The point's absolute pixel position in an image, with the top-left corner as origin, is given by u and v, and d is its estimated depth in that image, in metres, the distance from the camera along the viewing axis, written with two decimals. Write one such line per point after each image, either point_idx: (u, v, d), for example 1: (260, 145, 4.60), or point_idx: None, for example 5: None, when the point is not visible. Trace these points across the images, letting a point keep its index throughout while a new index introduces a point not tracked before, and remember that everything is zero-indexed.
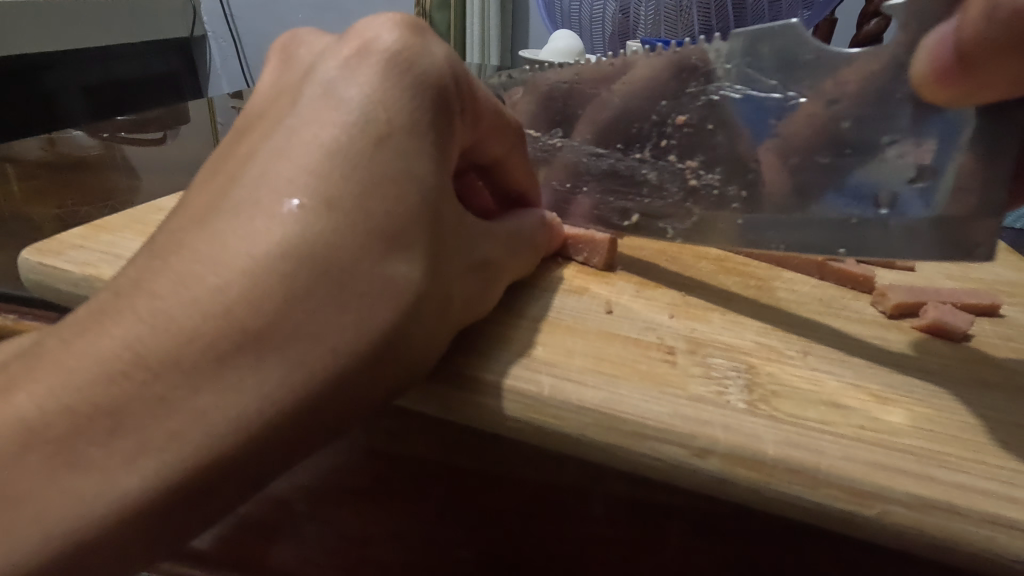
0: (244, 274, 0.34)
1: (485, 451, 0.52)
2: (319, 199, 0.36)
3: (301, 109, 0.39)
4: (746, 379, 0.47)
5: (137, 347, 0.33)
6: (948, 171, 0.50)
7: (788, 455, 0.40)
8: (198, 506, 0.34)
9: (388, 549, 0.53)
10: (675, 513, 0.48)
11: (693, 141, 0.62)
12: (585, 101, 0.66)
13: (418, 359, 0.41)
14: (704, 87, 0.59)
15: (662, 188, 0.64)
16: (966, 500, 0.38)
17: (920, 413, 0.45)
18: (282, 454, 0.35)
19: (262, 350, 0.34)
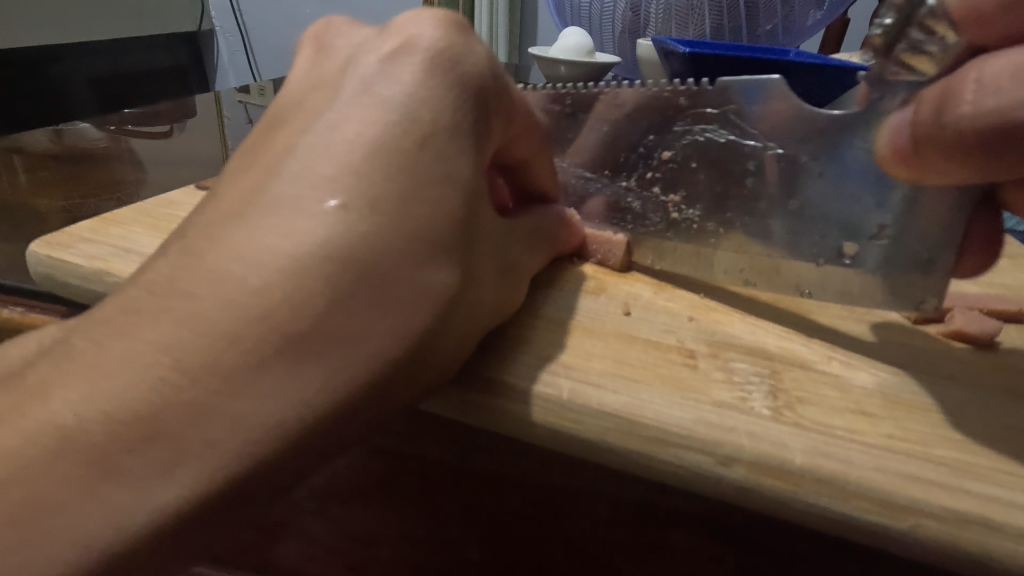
0: (287, 275, 0.34)
1: (497, 454, 0.50)
2: (362, 200, 0.36)
3: (342, 105, 0.39)
4: (769, 384, 0.46)
5: (176, 352, 0.32)
6: (906, 231, 0.51)
7: (816, 465, 0.39)
8: (232, 514, 0.33)
9: (397, 549, 0.54)
10: (694, 521, 0.46)
11: (676, 177, 0.60)
12: (574, 128, 0.64)
13: (449, 360, 0.41)
14: (690, 127, 0.58)
15: (644, 217, 0.63)
16: (1002, 515, 0.37)
17: (950, 423, 0.44)
18: (318, 459, 0.34)
19: (302, 355, 0.33)
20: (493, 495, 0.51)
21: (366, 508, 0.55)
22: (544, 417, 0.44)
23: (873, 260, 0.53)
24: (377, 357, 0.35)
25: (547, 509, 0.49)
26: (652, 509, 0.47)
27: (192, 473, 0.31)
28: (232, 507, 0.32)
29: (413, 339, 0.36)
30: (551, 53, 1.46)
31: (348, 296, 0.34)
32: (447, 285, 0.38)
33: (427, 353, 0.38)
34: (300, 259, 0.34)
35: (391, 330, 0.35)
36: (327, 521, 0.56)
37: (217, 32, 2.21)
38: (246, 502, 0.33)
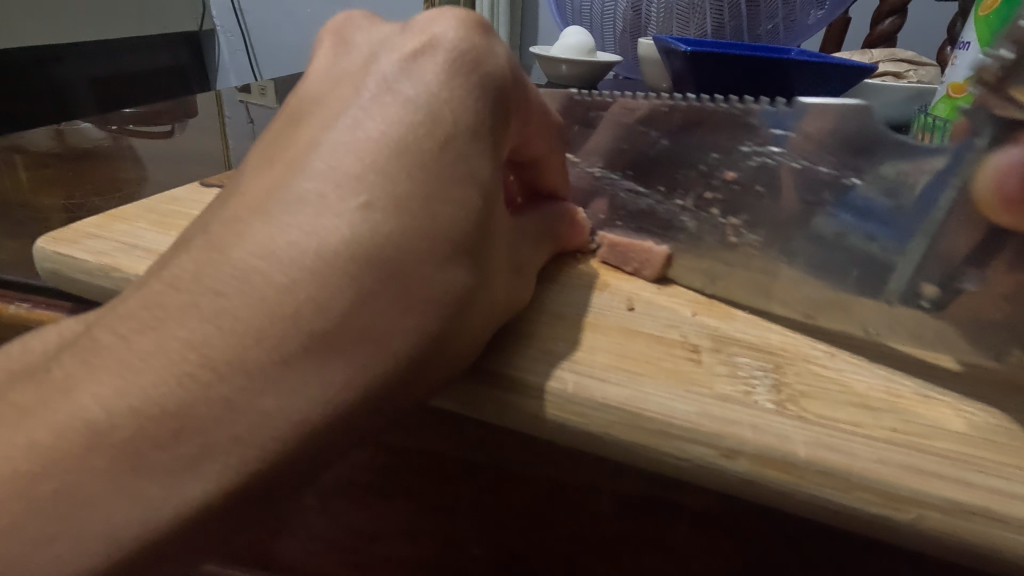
0: (312, 274, 0.34)
1: (501, 450, 0.50)
2: (385, 199, 0.36)
3: (365, 103, 0.39)
4: (772, 378, 0.46)
5: (203, 347, 0.33)
6: (996, 280, 0.45)
7: (819, 457, 0.39)
8: (253, 505, 0.33)
9: (400, 545, 0.55)
10: (695, 514, 0.46)
11: (739, 200, 0.57)
12: (631, 138, 0.63)
13: (465, 356, 0.41)
14: (760, 147, 0.54)
15: (698, 239, 0.59)
16: (1004, 506, 0.37)
17: (953, 416, 0.44)
18: (339, 451, 0.35)
19: (327, 354, 0.33)
20: (495, 489, 0.51)
21: (371, 503, 0.55)
22: (558, 413, 0.44)
23: (922, 298, 0.49)
24: (401, 353, 0.35)
25: (550, 505, 0.50)
26: (655, 503, 0.47)
27: (218, 467, 0.32)
28: (255, 498, 0.33)
29: (433, 334, 0.37)
30: (552, 52, 1.46)
31: (374, 294, 0.34)
32: (466, 281, 0.38)
33: (445, 351, 0.38)
34: (327, 255, 0.34)
35: (415, 329, 0.36)
36: (331, 515, 0.57)
37: (218, 32, 2.21)
38: (269, 492, 0.33)
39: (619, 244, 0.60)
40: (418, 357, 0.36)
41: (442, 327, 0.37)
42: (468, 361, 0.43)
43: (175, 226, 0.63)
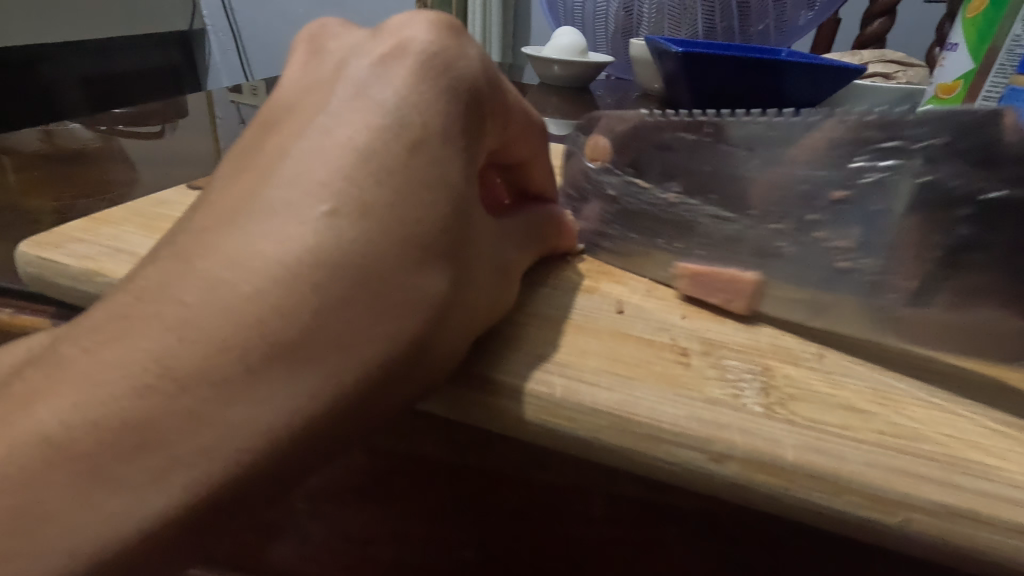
0: (277, 282, 0.33)
1: (488, 453, 0.50)
2: (353, 205, 0.36)
3: (334, 109, 0.39)
4: (761, 382, 0.46)
5: (165, 359, 0.32)
6: None
7: (808, 461, 0.39)
8: (226, 516, 0.33)
9: (389, 548, 0.55)
10: (684, 517, 0.46)
11: (849, 219, 0.51)
12: (705, 158, 0.57)
13: (445, 363, 0.41)
14: (876, 162, 0.49)
15: (801, 267, 0.53)
16: (991, 508, 0.37)
17: (940, 418, 0.44)
18: (312, 461, 0.34)
19: (293, 362, 0.33)
20: (484, 493, 0.51)
21: (360, 508, 0.55)
22: (538, 418, 0.44)
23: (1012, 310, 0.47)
24: (372, 362, 0.35)
25: (543, 510, 0.50)
26: (646, 506, 0.47)
27: (183, 480, 0.31)
28: (229, 508, 0.33)
29: (407, 341, 0.36)
30: (544, 52, 1.46)
31: (341, 303, 0.34)
32: (442, 286, 0.38)
33: (423, 359, 0.38)
34: (293, 263, 0.34)
35: (386, 337, 0.35)
36: (319, 520, 0.56)
37: (208, 31, 2.20)
38: (241, 504, 0.33)
39: (701, 274, 0.55)
40: (392, 364, 0.36)
41: (415, 334, 0.36)
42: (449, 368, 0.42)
43: (161, 230, 0.62)
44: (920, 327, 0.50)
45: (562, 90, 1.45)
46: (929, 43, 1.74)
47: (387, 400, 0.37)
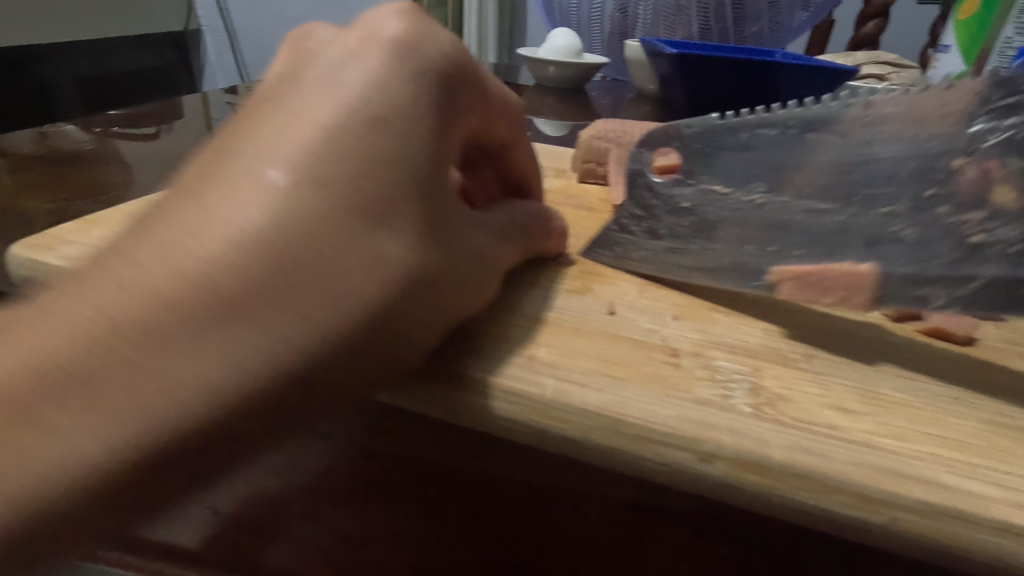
0: (226, 247, 0.35)
1: (487, 454, 0.52)
2: (305, 180, 0.37)
3: (299, 90, 0.40)
4: (751, 382, 0.46)
5: (114, 312, 0.34)
6: None
7: (796, 461, 0.39)
8: (169, 478, 0.34)
9: (386, 549, 0.54)
10: (678, 519, 0.47)
11: (967, 190, 0.51)
12: (798, 150, 0.59)
13: (409, 346, 0.41)
14: (997, 123, 0.49)
15: (926, 248, 0.52)
16: (975, 507, 0.37)
17: (926, 418, 0.44)
18: (256, 432, 0.35)
19: (238, 324, 0.34)
20: (478, 490, 0.51)
21: (355, 508, 0.55)
22: (502, 407, 0.44)
23: None
24: (320, 333, 0.36)
25: (540, 511, 0.50)
26: (641, 508, 0.48)
27: (117, 427, 0.33)
28: (166, 470, 0.34)
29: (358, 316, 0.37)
30: (540, 53, 1.46)
31: (291, 270, 0.36)
32: (399, 266, 0.39)
33: (377, 336, 0.38)
34: (245, 232, 0.35)
35: (335, 308, 0.36)
36: (315, 521, 0.56)
37: (204, 32, 2.19)
38: (179, 468, 0.34)
39: (813, 272, 0.55)
40: (345, 340, 0.37)
41: (366, 309, 0.37)
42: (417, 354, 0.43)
43: None
44: (999, 288, 0.49)
45: (558, 92, 1.46)
46: (922, 45, 1.76)
47: (343, 372, 0.37)
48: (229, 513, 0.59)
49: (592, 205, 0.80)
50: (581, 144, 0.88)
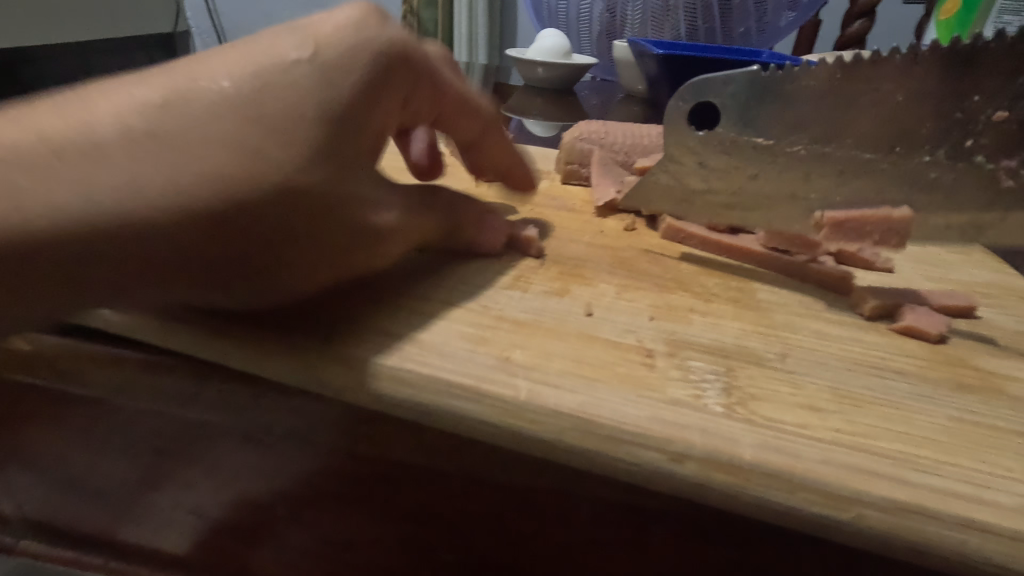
0: (132, 113, 0.41)
1: (463, 456, 0.51)
2: (234, 82, 0.43)
3: (270, 30, 0.47)
4: (724, 382, 0.47)
5: (36, 128, 0.40)
6: None
7: (765, 460, 0.40)
8: (28, 274, 0.38)
9: (372, 552, 0.57)
10: (662, 518, 0.47)
11: (1015, 138, 0.60)
12: (839, 102, 0.62)
13: (268, 261, 0.45)
14: (994, 79, 0.58)
15: (965, 195, 0.62)
16: (939, 504, 0.38)
17: (895, 416, 0.45)
18: (111, 272, 0.40)
19: (122, 146, 0.40)
20: (459, 496, 0.52)
21: (339, 514, 0.56)
22: (388, 362, 0.47)
23: None
24: (177, 194, 0.40)
25: (521, 511, 0.51)
26: (625, 507, 0.48)
27: None
28: (56, 288, 0.40)
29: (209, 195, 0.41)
30: (528, 54, 1.46)
31: (162, 134, 0.41)
32: (276, 177, 0.43)
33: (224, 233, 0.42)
34: (157, 103, 0.42)
35: (197, 178, 0.41)
36: (300, 525, 0.58)
37: (192, 33, 2.18)
38: (55, 290, 0.40)
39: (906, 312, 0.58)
40: (192, 213, 0.41)
41: (218, 193, 0.41)
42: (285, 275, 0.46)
43: None
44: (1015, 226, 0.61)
45: (546, 92, 1.46)
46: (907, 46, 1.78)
47: (185, 245, 0.41)
48: (216, 517, 0.60)
49: (574, 206, 0.81)
50: (565, 146, 0.88)
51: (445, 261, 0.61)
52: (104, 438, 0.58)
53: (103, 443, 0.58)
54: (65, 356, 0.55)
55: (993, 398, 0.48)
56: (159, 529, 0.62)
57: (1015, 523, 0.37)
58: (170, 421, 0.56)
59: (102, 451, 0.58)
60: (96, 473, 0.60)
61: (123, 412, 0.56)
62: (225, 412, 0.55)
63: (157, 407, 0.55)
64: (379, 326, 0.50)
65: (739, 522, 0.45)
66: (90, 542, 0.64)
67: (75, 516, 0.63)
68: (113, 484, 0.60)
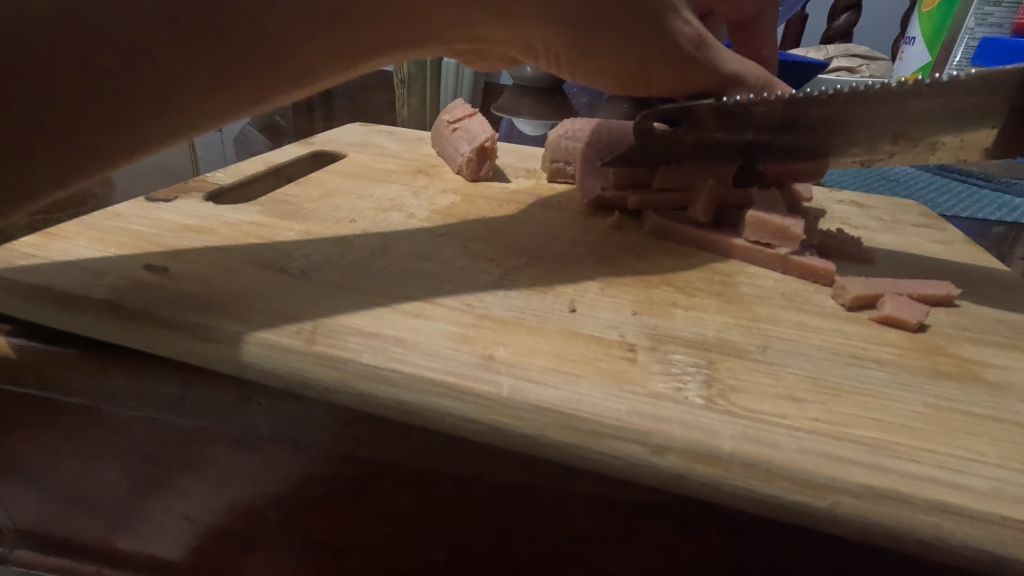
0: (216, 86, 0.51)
1: (450, 453, 0.52)
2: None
3: None
4: (705, 375, 0.47)
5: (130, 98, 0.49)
6: (939, 125, 0.70)
7: (743, 450, 0.41)
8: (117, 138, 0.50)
9: (363, 553, 0.57)
10: (650, 511, 0.48)
11: (833, 124, 0.71)
12: (727, 124, 0.71)
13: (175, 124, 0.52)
14: (833, 103, 0.69)
15: (795, 152, 0.75)
16: (914, 489, 0.39)
17: (873, 404, 0.46)
18: (42, 117, 0.47)
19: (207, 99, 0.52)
20: (449, 493, 0.53)
21: (328, 514, 0.56)
22: (263, 333, 0.49)
23: (909, 151, 0.74)
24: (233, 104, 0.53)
25: (510, 506, 0.52)
26: (611, 501, 0.49)
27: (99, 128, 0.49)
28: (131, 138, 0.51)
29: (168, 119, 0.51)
30: None
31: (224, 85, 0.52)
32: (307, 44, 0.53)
33: (127, 79, 0.48)
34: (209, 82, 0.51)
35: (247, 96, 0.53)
36: (291, 530, 0.58)
37: None
38: (44, 170, 0.50)
39: (885, 298, 0.59)
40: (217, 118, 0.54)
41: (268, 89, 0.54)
42: (201, 117, 0.52)
43: (115, 244, 0.61)
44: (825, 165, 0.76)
45: None
46: (893, 37, 1.79)
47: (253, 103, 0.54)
48: (209, 522, 0.60)
49: (560, 203, 0.81)
50: (550, 144, 0.88)
51: (428, 263, 0.62)
52: (94, 444, 0.58)
53: (94, 451, 0.58)
54: (54, 364, 0.55)
55: (970, 385, 0.49)
56: (151, 536, 0.61)
57: (988, 506, 0.38)
58: (159, 426, 0.56)
59: (94, 458, 0.58)
60: (89, 482, 0.60)
61: (112, 418, 0.56)
62: (213, 416, 0.55)
63: (147, 413, 0.56)
64: (361, 327, 0.50)
65: (724, 513, 0.47)
66: (85, 551, 0.63)
67: (70, 525, 0.62)
68: (105, 493, 0.60)
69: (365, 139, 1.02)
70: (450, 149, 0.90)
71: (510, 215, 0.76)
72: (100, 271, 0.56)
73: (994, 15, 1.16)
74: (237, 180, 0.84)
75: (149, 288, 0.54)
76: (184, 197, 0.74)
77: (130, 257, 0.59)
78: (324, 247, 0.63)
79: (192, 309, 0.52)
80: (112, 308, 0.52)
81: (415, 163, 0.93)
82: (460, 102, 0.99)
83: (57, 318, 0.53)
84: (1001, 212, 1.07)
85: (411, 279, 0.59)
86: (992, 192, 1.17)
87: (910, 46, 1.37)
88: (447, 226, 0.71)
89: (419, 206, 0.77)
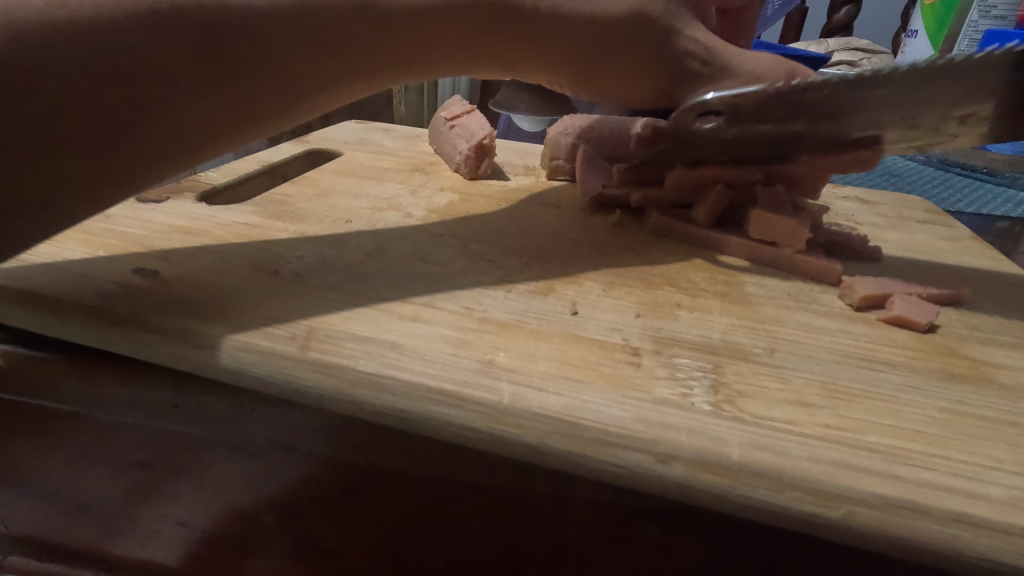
0: (204, 113, 0.50)
1: (451, 461, 0.50)
2: None
3: None
4: (711, 379, 0.46)
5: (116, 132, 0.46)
6: (1003, 103, 0.63)
7: (752, 458, 0.39)
8: (99, 177, 0.47)
9: (361, 560, 0.55)
10: (656, 518, 0.47)
11: (882, 109, 0.65)
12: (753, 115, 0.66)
13: (161, 158, 0.49)
14: (884, 84, 0.62)
15: (838, 141, 0.70)
16: (930, 499, 0.38)
17: (885, 409, 0.44)
18: (28, 146, 0.44)
19: (197, 127, 0.50)
20: (450, 501, 0.51)
21: (326, 522, 0.55)
22: (241, 337, 0.48)
23: (966, 137, 0.68)
24: (223, 132, 0.51)
25: (513, 514, 0.50)
26: (616, 507, 0.48)
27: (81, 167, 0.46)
28: (109, 179, 0.48)
29: (150, 151, 0.49)
30: None
31: (215, 114, 0.50)
32: (302, 71, 0.53)
33: (118, 111, 0.46)
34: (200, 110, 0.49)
35: (236, 125, 0.52)
36: (289, 538, 0.56)
37: None
38: (16, 221, 0.45)
39: (894, 299, 0.57)
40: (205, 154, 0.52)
41: (258, 118, 0.53)
42: (198, 146, 0.51)
43: (104, 246, 0.59)
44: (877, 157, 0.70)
45: None
46: (894, 31, 1.77)
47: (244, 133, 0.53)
48: (205, 529, 0.58)
49: (560, 201, 0.79)
50: (549, 141, 0.86)
51: (426, 265, 0.60)
52: (86, 452, 0.56)
53: (86, 458, 0.57)
54: (43, 372, 0.54)
55: (983, 388, 0.48)
56: (147, 542, 0.60)
57: (1007, 517, 0.36)
58: (151, 434, 0.55)
59: (86, 465, 0.57)
60: (81, 490, 0.58)
61: (104, 426, 0.55)
62: (207, 424, 0.54)
63: (137, 420, 0.54)
64: (357, 332, 0.49)
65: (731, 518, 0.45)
66: (80, 558, 0.62)
67: (64, 532, 0.61)
68: (99, 501, 0.58)
69: (362, 137, 1.00)
70: (447, 146, 0.89)
71: (509, 215, 0.74)
72: (88, 274, 0.55)
73: (996, 9, 1.14)
74: (231, 180, 0.83)
75: (138, 293, 0.53)
76: (175, 197, 0.73)
77: (119, 261, 0.57)
78: (320, 249, 0.62)
79: (182, 315, 0.50)
80: (99, 314, 0.50)
81: (412, 161, 0.91)
82: (457, 98, 0.97)
83: (44, 324, 0.51)
84: (1008, 207, 1.05)
85: (409, 281, 0.57)
86: (996, 186, 1.15)
87: (911, 40, 1.35)
88: (446, 226, 0.70)
89: (416, 205, 0.76)
